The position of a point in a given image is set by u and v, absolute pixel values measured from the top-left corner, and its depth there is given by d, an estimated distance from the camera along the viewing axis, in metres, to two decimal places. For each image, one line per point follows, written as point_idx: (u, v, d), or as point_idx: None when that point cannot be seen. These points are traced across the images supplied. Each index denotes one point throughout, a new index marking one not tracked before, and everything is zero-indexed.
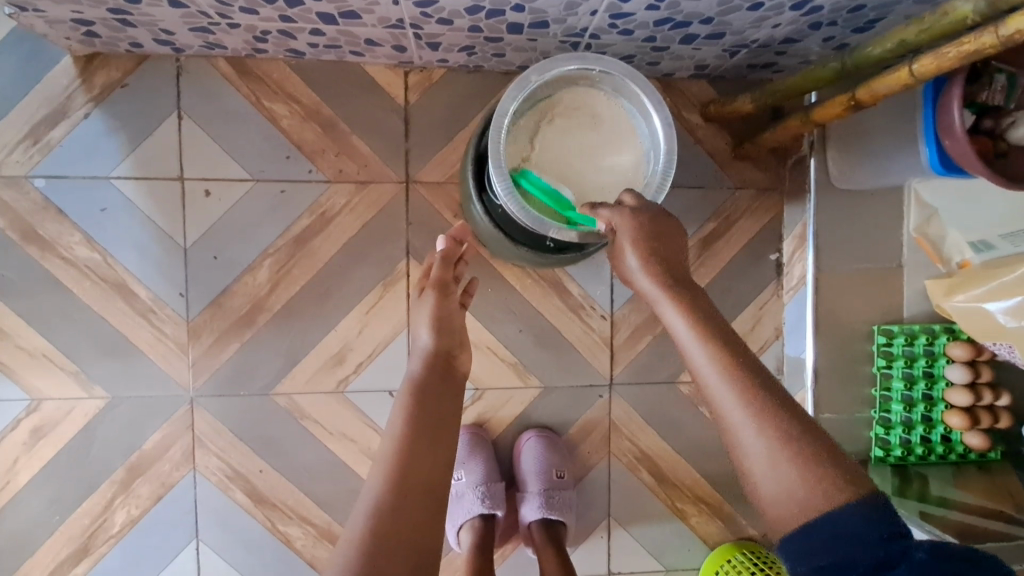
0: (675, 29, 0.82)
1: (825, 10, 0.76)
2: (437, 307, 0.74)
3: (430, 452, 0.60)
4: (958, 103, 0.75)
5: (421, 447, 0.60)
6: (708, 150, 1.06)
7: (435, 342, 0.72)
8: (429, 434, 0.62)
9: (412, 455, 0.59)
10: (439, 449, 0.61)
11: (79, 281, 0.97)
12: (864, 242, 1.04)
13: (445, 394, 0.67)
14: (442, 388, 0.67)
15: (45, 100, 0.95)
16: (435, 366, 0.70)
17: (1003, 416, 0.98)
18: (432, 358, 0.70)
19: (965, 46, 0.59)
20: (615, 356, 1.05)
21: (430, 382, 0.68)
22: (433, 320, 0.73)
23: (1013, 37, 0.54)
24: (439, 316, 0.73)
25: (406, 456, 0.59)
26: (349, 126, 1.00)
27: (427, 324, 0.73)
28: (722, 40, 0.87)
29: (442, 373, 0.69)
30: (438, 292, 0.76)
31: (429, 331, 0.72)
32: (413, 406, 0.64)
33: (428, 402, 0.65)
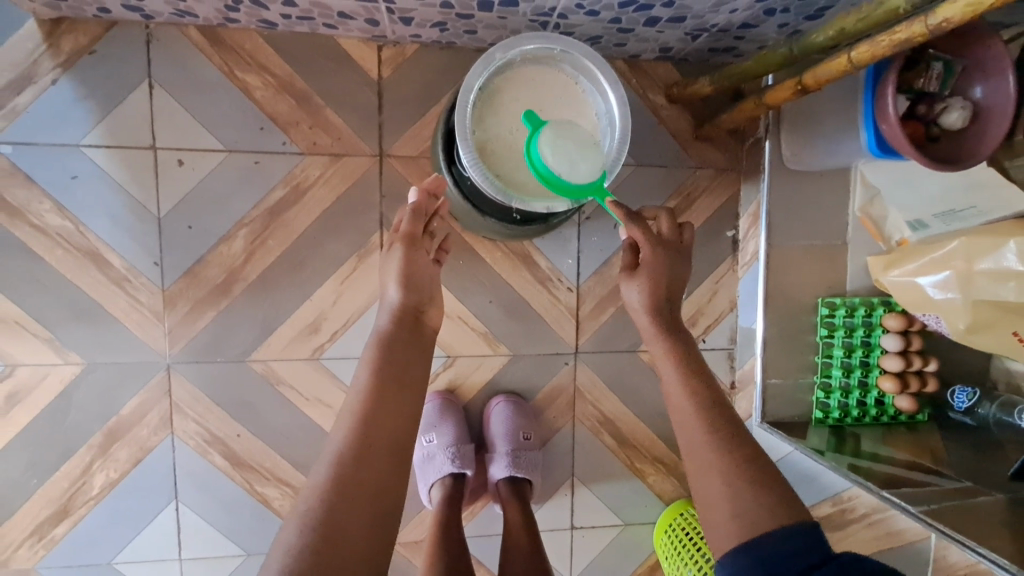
0: (639, 11, 0.86)
1: None
2: (403, 265, 0.73)
3: (402, 395, 0.64)
4: (893, 91, 0.80)
5: (389, 389, 0.64)
6: (671, 130, 1.12)
7: (405, 299, 0.72)
8: (400, 384, 0.65)
9: (383, 394, 0.63)
10: (402, 397, 0.64)
11: (51, 249, 0.97)
12: (813, 221, 1.11)
13: (416, 350, 0.69)
14: (413, 340, 0.70)
15: (10, 65, 0.94)
16: (405, 324, 0.71)
17: (931, 381, 1.07)
18: (399, 316, 0.71)
19: (896, 35, 0.65)
20: (581, 325, 1.11)
21: (400, 335, 0.69)
22: (400, 276, 0.72)
23: (940, 26, 0.60)
24: (406, 271, 0.72)
25: (382, 394, 0.63)
26: (324, 99, 1.01)
27: (396, 280, 0.72)
28: (684, 24, 0.91)
29: (408, 330, 0.70)
30: (406, 247, 0.74)
31: (398, 287, 0.72)
32: (378, 358, 0.66)
33: (395, 351, 0.67)
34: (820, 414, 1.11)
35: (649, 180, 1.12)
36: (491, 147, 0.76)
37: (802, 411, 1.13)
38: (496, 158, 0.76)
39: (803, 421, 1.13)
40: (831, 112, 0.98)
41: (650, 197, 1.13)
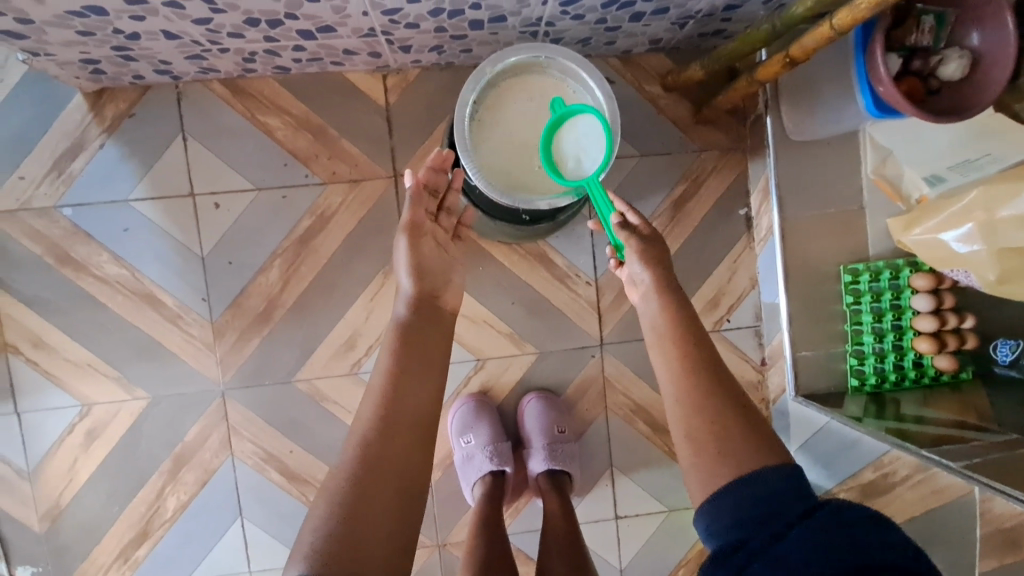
0: (622, 9, 0.90)
1: None
2: (410, 251, 0.75)
3: (420, 379, 0.68)
4: (881, 52, 0.81)
5: (407, 373, 0.68)
6: (671, 118, 1.14)
7: (419, 289, 0.75)
8: (421, 371, 0.69)
9: (403, 379, 0.67)
10: (424, 383, 0.68)
11: (112, 296, 1.08)
12: (826, 190, 1.10)
13: (434, 337, 0.73)
14: (429, 327, 0.73)
15: (63, 136, 1.06)
16: (419, 311, 0.74)
17: (969, 338, 1.05)
18: (413, 306, 0.74)
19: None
20: (603, 317, 1.14)
21: (415, 324, 0.72)
22: (408, 268, 0.75)
23: None
24: (417, 260, 0.75)
25: (401, 377, 0.67)
26: (338, 131, 1.09)
27: (406, 269, 0.75)
28: (668, 15, 0.94)
29: (422, 318, 0.73)
30: (406, 226, 0.76)
31: (410, 276, 0.74)
32: (399, 345, 0.70)
33: (411, 340, 0.71)
34: (855, 381, 1.10)
35: (655, 169, 1.15)
36: (489, 154, 0.81)
37: (838, 381, 1.12)
38: (495, 164, 0.81)
39: (839, 391, 1.12)
40: (827, 79, 0.99)
41: (658, 186, 1.15)
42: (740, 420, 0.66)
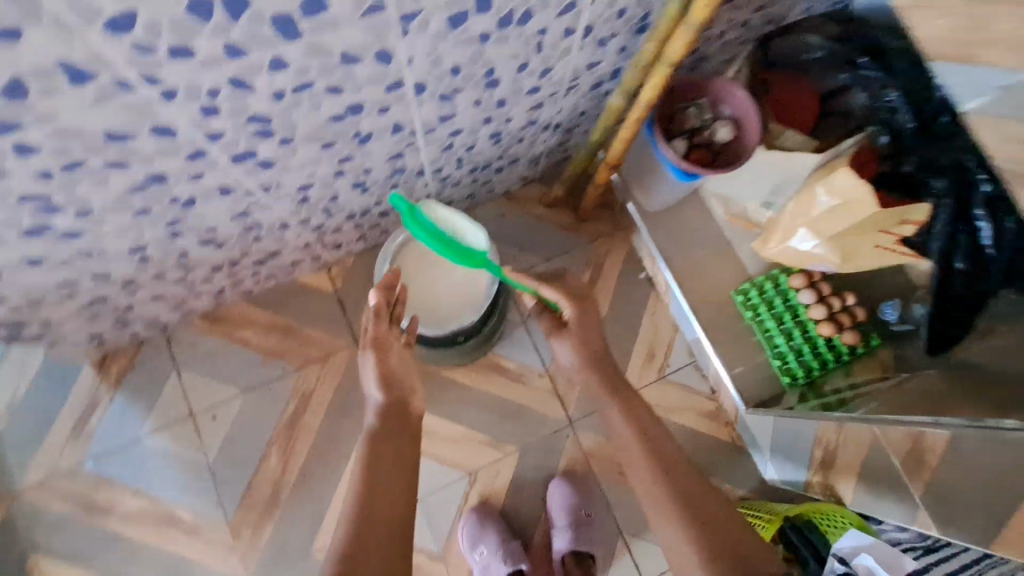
0: (485, 170, 1.20)
1: (563, 123, 1.14)
2: (379, 365, 0.92)
3: (396, 469, 0.84)
4: (664, 142, 1.10)
5: (382, 467, 0.83)
6: (559, 225, 1.42)
7: (390, 394, 0.91)
8: (396, 464, 0.84)
9: (379, 469, 0.82)
10: (399, 473, 0.84)
11: (138, 527, 1.20)
12: (695, 238, 1.36)
13: (406, 439, 0.88)
14: (401, 428, 0.89)
15: (79, 402, 1.25)
16: (391, 416, 0.90)
17: (858, 312, 1.24)
18: (386, 411, 0.90)
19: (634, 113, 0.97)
20: (565, 399, 1.29)
21: (390, 424, 0.88)
22: (378, 381, 0.91)
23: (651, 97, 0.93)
24: (385, 372, 0.92)
25: (379, 468, 0.83)
26: (302, 323, 1.32)
27: (375, 382, 0.91)
28: (521, 162, 1.25)
29: (394, 422, 0.89)
30: (375, 343, 0.92)
31: (378, 388, 0.91)
32: (371, 446, 0.85)
33: (384, 441, 0.86)
34: (788, 378, 1.24)
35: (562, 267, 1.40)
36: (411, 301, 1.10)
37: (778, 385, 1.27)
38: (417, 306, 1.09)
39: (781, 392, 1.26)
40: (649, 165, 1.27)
41: None
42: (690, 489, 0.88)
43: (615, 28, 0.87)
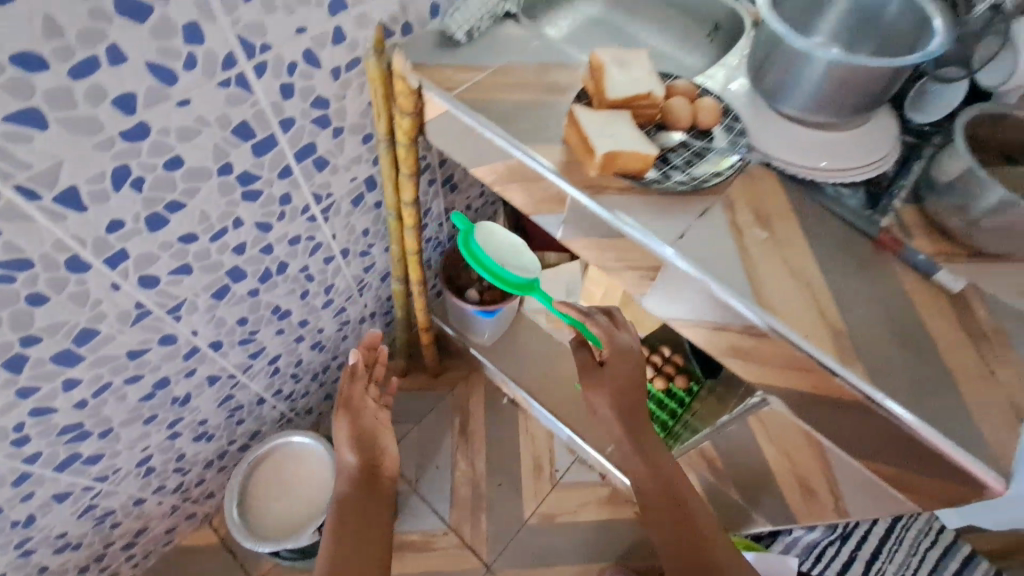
0: (326, 371, 1.35)
1: (376, 309, 1.35)
2: (344, 428, 0.98)
3: (368, 514, 0.90)
4: (455, 299, 1.33)
5: (352, 512, 0.89)
6: (419, 386, 1.56)
7: (355, 457, 0.96)
8: (351, 520, 0.88)
9: (352, 512, 0.89)
10: (363, 524, 0.88)
11: None
12: (534, 352, 1.51)
13: (378, 493, 0.94)
14: (370, 487, 0.95)
15: None
16: (357, 479, 0.94)
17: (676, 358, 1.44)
18: (350, 476, 0.95)
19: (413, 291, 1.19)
20: (477, 548, 1.36)
21: (348, 496, 0.92)
22: (342, 443, 0.97)
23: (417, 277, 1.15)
24: (352, 432, 0.98)
25: (355, 512, 0.89)
26: None
27: (348, 446, 0.97)
28: (358, 350, 1.41)
29: (355, 487, 0.93)
30: (343, 406, 0.99)
31: (352, 451, 0.96)
32: (335, 525, 0.87)
33: (343, 504, 0.90)
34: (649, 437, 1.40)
35: (434, 422, 1.51)
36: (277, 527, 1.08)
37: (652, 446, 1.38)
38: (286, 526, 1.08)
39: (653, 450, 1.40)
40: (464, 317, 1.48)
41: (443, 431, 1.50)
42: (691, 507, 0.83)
43: (366, 241, 1.12)
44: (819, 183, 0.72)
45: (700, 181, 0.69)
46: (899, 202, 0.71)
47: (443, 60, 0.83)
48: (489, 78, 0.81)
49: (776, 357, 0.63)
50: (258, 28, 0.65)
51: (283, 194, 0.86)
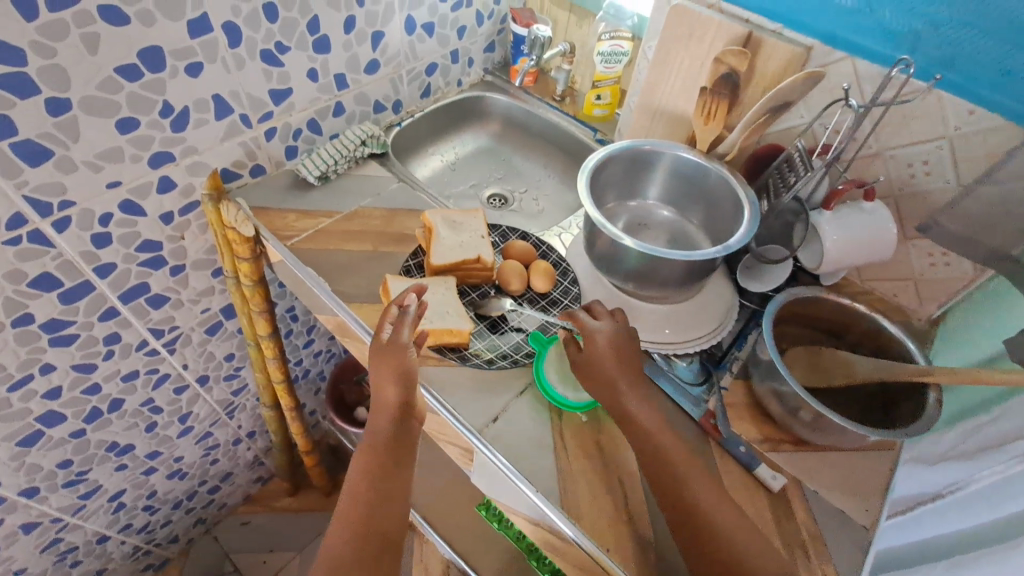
0: (194, 496, 1.22)
1: (255, 430, 1.23)
2: (390, 352, 0.58)
3: (391, 470, 0.56)
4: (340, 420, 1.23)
5: (379, 477, 0.55)
6: (309, 506, 1.41)
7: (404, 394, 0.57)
8: (385, 488, 0.55)
9: (360, 485, 0.55)
10: (387, 499, 0.55)
11: None
12: None
13: (404, 452, 0.57)
14: (395, 441, 0.57)
15: None
16: (398, 421, 0.57)
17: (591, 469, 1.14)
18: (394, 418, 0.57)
19: (289, 415, 1.10)
20: None
21: (382, 429, 0.57)
22: (391, 377, 0.58)
23: (290, 404, 1.07)
24: (389, 366, 0.58)
25: (359, 484, 0.55)
26: None
27: (385, 372, 0.57)
28: (236, 471, 1.28)
29: (394, 435, 0.57)
30: (379, 352, 0.59)
31: (393, 380, 0.57)
32: (361, 497, 0.54)
33: (381, 440, 0.57)
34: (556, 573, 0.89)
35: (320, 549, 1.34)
36: None
37: None
38: None
39: None
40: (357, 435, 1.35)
41: None
42: (663, 478, 0.54)
43: (231, 365, 1.04)
44: (654, 354, 0.70)
45: (528, 357, 0.66)
46: (730, 378, 0.69)
47: (289, 204, 0.81)
48: (334, 226, 0.79)
49: (607, 352, 0.59)
50: (54, 189, 0.62)
51: (108, 335, 0.80)
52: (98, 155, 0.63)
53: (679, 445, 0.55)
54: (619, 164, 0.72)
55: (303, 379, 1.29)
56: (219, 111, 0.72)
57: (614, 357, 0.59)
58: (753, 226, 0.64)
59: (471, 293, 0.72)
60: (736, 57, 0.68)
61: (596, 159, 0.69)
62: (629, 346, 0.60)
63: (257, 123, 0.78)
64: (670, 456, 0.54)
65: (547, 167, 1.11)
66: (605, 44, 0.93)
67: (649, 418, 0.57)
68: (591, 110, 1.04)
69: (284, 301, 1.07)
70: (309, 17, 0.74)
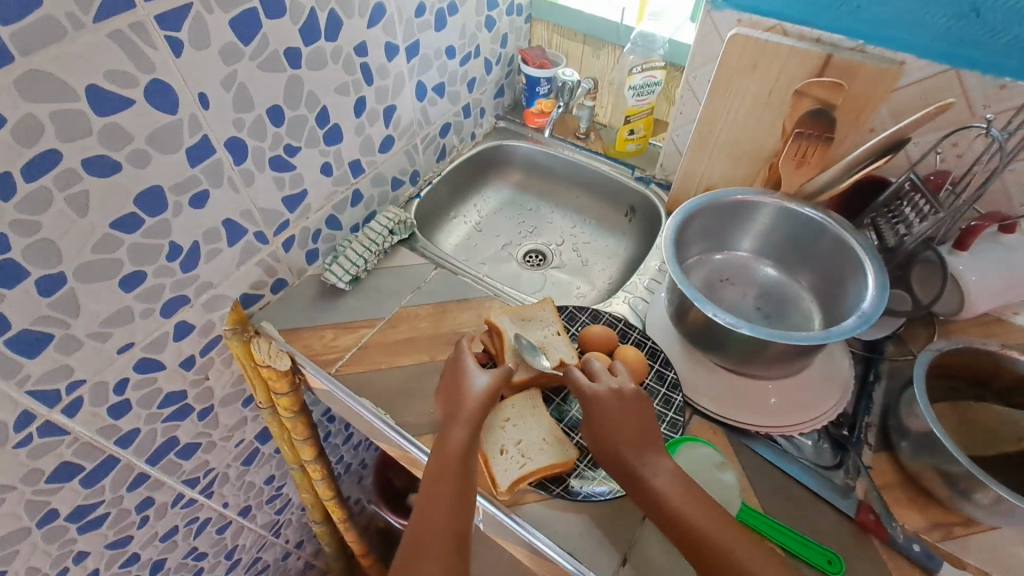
0: None
1: (302, 540, 1.12)
2: (462, 388, 0.54)
3: (456, 516, 0.49)
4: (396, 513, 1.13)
5: (438, 525, 0.48)
6: None
7: (471, 436, 0.52)
8: (448, 540, 0.48)
9: (420, 534, 0.48)
10: (447, 553, 0.47)
11: None
12: None
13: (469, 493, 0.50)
14: (461, 478, 0.50)
15: None
16: (463, 455, 0.51)
17: None
18: (460, 460, 0.50)
19: (341, 526, 0.99)
20: None
21: (446, 474, 0.50)
22: (460, 416, 0.53)
23: (342, 515, 0.96)
24: (458, 404, 0.53)
25: (420, 530, 0.48)
26: None
27: (468, 396, 0.53)
28: None
29: (460, 478, 0.50)
30: (458, 374, 0.56)
31: (471, 405, 0.53)
32: (420, 531, 0.49)
33: (443, 484, 0.50)
34: None
35: None
36: None
37: None
38: None
39: None
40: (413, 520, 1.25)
41: None
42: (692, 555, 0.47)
43: (273, 487, 0.93)
44: (776, 438, 0.61)
45: None
46: (870, 452, 0.60)
47: (322, 319, 0.71)
48: (378, 337, 0.69)
49: (616, 416, 0.51)
50: (60, 373, 0.52)
51: (141, 501, 0.70)
52: (103, 322, 0.53)
53: (712, 506, 0.48)
54: (706, 216, 0.66)
55: (349, 475, 1.18)
56: (232, 236, 0.62)
57: (618, 415, 0.51)
58: (880, 287, 0.56)
59: (555, 399, 0.63)
60: (826, 90, 0.61)
61: (676, 220, 0.63)
62: (635, 406, 0.52)
63: (274, 237, 0.67)
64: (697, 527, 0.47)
65: (581, 213, 0.99)
66: (637, 78, 0.85)
67: (669, 481, 0.49)
68: (623, 146, 0.93)
69: (319, 410, 0.94)
70: (318, 110, 0.64)
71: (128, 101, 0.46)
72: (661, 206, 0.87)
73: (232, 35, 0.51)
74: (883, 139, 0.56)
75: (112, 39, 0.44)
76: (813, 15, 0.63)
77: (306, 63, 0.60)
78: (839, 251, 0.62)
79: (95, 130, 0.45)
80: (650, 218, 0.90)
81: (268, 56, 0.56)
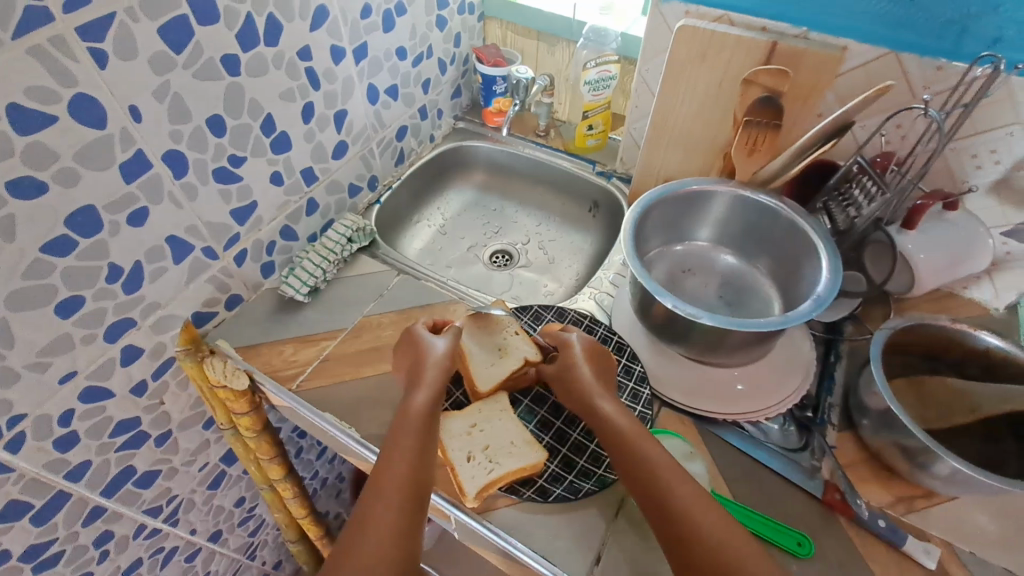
0: None
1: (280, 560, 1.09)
2: (423, 355, 0.57)
3: (417, 463, 0.47)
4: None
5: (399, 468, 0.46)
6: None
7: (434, 395, 0.52)
8: (407, 485, 0.45)
9: (378, 480, 0.46)
10: (406, 498, 0.45)
11: None
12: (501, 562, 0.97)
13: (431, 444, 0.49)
14: (424, 429, 0.50)
15: None
16: (427, 408, 0.51)
17: None
18: (424, 416, 0.51)
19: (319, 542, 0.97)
20: None
21: (408, 426, 0.50)
22: (423, 377, 0.54)
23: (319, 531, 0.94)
24: (421, 370, 0.55)
25: (379, 476, 0.46)
26: None
27: (433, 354, 0.56)
28: None
29: (422, 429, 0.50)
30: (416, 342, 0.58)
31: (435, 357, 0.56)
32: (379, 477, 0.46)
33: (405, 433, 0.49)
34: None
35: None
36: None
37: None
38: None
39: None
40: None
41: None
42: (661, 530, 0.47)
43: (244, 509, 0.90)
44: (743, 425, 0.61)
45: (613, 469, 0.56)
46: (834, 432, 0.61)
47: (281, 333, 0.68)
48: (340, 349, 0.67)
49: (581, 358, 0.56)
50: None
51: (99, 534, 0.67)
52: (41, 352, 0.50)
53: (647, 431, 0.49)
54: (665, 208, 0.66)
55: (326, 490, 1.15)
56: (178, 254, 0.59)
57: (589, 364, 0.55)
58: (834, 269, 0.57)
59: (524, 401, 0.62)
60: (773, 77, 0.60)
61: (635, 213, 0.63)
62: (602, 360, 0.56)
63: (224, 251, 0.65)
64: (667, 553, 0.43)
65: (544, 211, 0.99)
66: (591, 72, 0.85)
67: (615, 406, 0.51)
68: (583, 141, 0.93)
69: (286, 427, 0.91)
70: (262, 118, 0.62)
71: (51, 118, 0.44)
72: (622, 200, 0.88)
73: (161, 43, 0.49)
74: (829, 123, 0.57)
75: (27, 53, 0.41)
76: (756, 3, 0.63)
77: (245, 70, 0.58)
78: (795, 238, 0.63)
79: (17, 151, 0.43)
80: (613, 213, 0.90)
81: (203, 65, 0.54)
